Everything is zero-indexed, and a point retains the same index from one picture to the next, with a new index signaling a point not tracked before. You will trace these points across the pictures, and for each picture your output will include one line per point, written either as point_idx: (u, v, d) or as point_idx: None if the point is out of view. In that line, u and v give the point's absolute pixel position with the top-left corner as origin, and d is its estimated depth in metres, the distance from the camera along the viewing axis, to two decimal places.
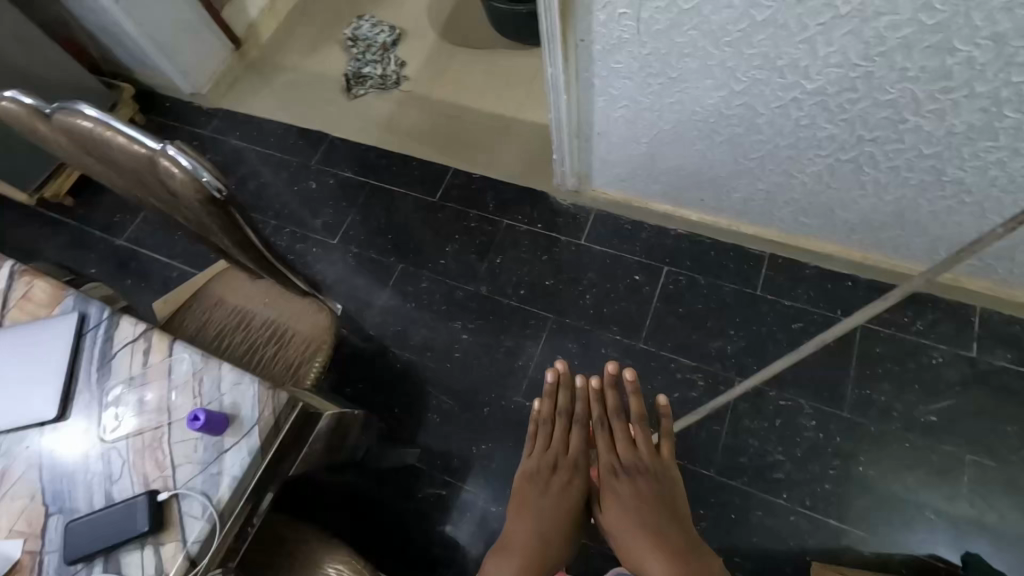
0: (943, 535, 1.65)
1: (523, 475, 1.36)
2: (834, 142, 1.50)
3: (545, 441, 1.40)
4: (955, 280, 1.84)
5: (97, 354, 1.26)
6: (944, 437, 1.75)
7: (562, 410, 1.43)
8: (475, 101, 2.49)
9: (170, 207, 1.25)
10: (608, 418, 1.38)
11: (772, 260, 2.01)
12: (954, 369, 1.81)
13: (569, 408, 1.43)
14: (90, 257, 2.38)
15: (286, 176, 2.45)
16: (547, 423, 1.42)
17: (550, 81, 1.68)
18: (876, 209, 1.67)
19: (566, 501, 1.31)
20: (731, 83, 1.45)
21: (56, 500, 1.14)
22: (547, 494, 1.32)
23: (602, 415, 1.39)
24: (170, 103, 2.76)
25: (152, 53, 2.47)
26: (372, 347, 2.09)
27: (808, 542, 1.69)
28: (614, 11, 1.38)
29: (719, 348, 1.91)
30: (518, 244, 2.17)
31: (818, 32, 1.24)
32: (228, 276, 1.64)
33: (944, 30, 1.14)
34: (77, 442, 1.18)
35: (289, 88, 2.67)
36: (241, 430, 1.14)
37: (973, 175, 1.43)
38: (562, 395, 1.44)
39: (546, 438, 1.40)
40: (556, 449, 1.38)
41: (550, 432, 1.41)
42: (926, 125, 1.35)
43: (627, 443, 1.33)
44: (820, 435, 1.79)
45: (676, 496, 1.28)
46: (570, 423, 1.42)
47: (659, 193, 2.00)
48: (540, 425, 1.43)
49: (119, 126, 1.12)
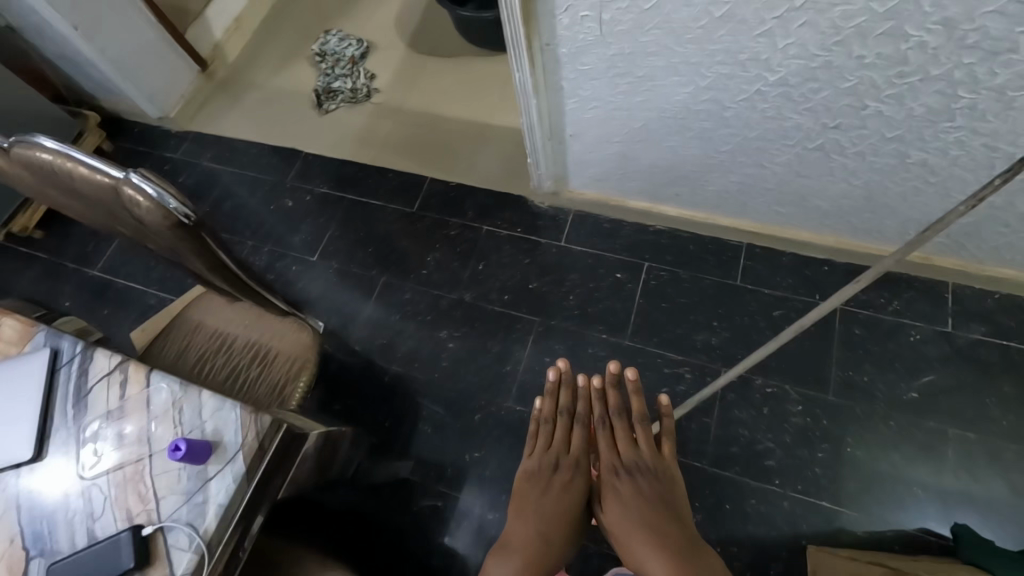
0: (931, 509, 1.68)
1: (523, 475, 1.36)
2: (800, 131, 1.53)
3: (546, 439, 1.40)
4: (927, 259, 1.88)
5: (72, 389, 1.23)
6: (926, 413, 1.78)
7: (563, 409, 1.43)
8: (447, 109, 2.49)
9: (140, 235, 1.22)
10: (609, 417, 1.39)
11: (749, 250, 2.04)
12: (932, 346, 1.86)
13: (570, 407, 1.44)
14: (62, 289, 2.33)
15: (260, 195, 2.43)
16: (548, 423, 1.42)
17: (519, 86, 1.69)
18: (846, 194, 1.70)
19: (565, 502, 1.31)
20: (696, 79, 1.47)
21: (36, 542, 1.11)
22: (548, 495, 1.32)
23: (602, 414, 1.40)
24: (137, 128, 2.72)
25: (116, 79, 2.43)
26: (358, 363, 2.07)
27: (803, 525, 1.71)
28: (576, 14, 1.39)
29: (704, 340, 1.93)
30: (499, 249, 2.17)
31: (776, 25, 1.26)
32: (205, 300, 1.62)
33: (896, 17, 1.17)
34: (56, 481, 1.15)
35: (259, 106, 2.65)
36: (225, 457, 1.12)
37: (935, 156, 1.46)
38: (563, 393, 1.44)
39: (547, 437, 1.41)
40: (558, 449, 1.38)
41: (550, 432, 1.41)
42: (886, 110, 1.38)
43: (628, 442, 1.34)
44: (808, 419, 1.82)
45: (676, 495, 1.28)
46: (571, 422, 1.42)
47: (635, 191, 2.02)
48: (541, 425, 1.43)
49: (80, 156, 1.10)
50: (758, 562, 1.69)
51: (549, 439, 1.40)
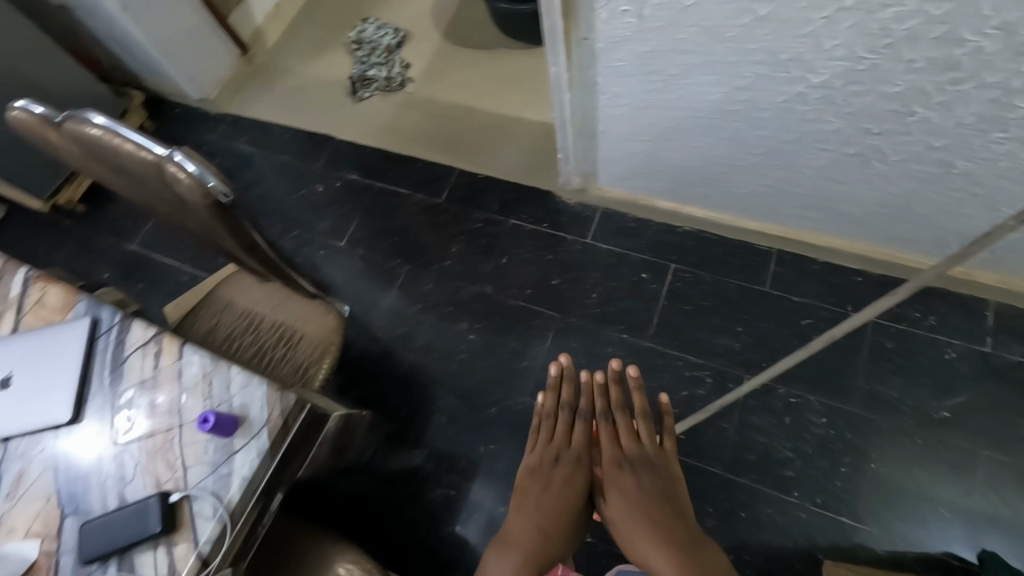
0: (956, 531, 1.63)
1: (525, 468, 1.37)
2: (840, 135, 1.48)
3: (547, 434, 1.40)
4: (966, 274, 1.81)
5: (109, 357, 1.28)
6: (957, 433, 1.72)
7: (564, 404, 1.43)
8: (478, 101, 2.50)
9: (179, 213, 1.27)
10: (611, 412, 1.38)
11: (779, 256, 2.00)
12: (967, 364, 1.79)
13: (571, 403, 1.43)
14: (102, 262, 2.42)
15: (292, 179, 2.48)
16: (548, 418, 1.42)
17: (553, 80, 1.68)
18: (885, 203, 1.65)
19: (566, 497, 1.31)
20: (734, 80, 1.44)
21: (71, 501, 1.16)
22: (549, 488, 1.32)
23: (604, 409, 1.39)
24: (177, 109, 2.80)
25: (160, 60, 2.50)
26: (378, 348, 2.10)
27: (819, 539, 1.68)
28: (614, 9, 1.37)
29: (726, 345, 1.90)
30: (523, 243, 2.17)
31: (822, 26, 1.22)
32: (236, 279, 1.66)
33: (951, 21, 1.12)
34: (91, 444, 1.20)
35: (295, 91, 2.70)
36: (251, 431, 1.16)
37: (983, 167, 1.40)
38: (565, 389, 1.44)
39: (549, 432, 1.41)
40: (559, 443, 1.37)
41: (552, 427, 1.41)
42: (933, 117, 1.33)
43: (630, 437, 1.33)
44: (830, 431, 1.78)
45: (678, 490, 1.28)
46: (573, 418, 1.41)
47: (664, 191, 1.99)
48: (543, 420, 1.43)
49: (126, 133, 1.14)
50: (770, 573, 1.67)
51: (550, 434, 1.40)
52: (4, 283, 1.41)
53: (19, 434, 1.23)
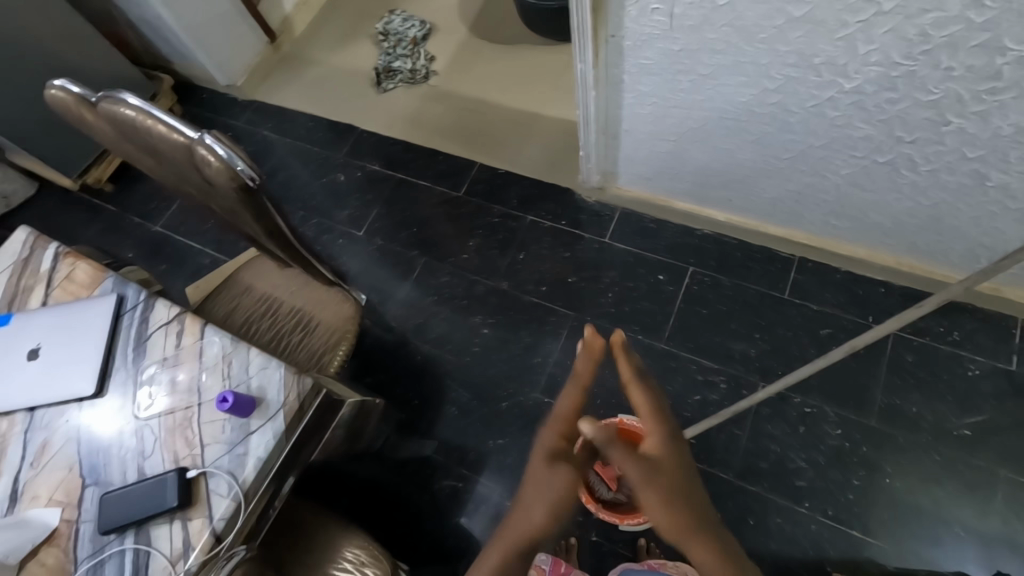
0: (972, 551, 1.59)
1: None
2: (871, 143, 1.45)
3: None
4: (994, 289, 1.77)
5: (133, 334, 1.31)
6: (977, 452, 1.68)
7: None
8: (502, 95, 2.49)
9: (205, 195, 1.29)
10: None
11: (800, 264, 1.97)
12: (991, 382, 1.75)
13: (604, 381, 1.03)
14: (127, 242, 2.47)
15: (315, 167, 2.50)
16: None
17: (578, 77, 1.67)
18: (914, 213, 1.61)
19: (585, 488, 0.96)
20: (764, 82, 1.42)
21: (92, 473, 1.19)
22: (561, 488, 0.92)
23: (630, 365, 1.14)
24: (205, 94, 2.84)
25: (191, 45, 2.53)
26: (393, 338, 2.12)
27: (829, 552, 1.65)
28: (645, 6, 1.36)
29: (742, 351, 1.88)
30: (541, 240, 2.16)
31: (858, 29, 1.20)
32: (256, 264, 1.68)
33: (993, 28, 1.09)
34: (113, 418, 1.23)
35: (320, 80, 2.72)
36: (268, 413, 1.18)
37: (1019, 180, 1.37)
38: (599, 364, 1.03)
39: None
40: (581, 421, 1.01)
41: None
42: (969, 127, 1.30)
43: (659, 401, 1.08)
44: (845, 443, 1.75)
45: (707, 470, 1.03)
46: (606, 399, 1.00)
47: (686, 192, 1.97)
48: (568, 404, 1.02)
49: (159, 114, 1.16)
50: None
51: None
52: (35, 257, 1.45)
53: (44, 405, 1.27)
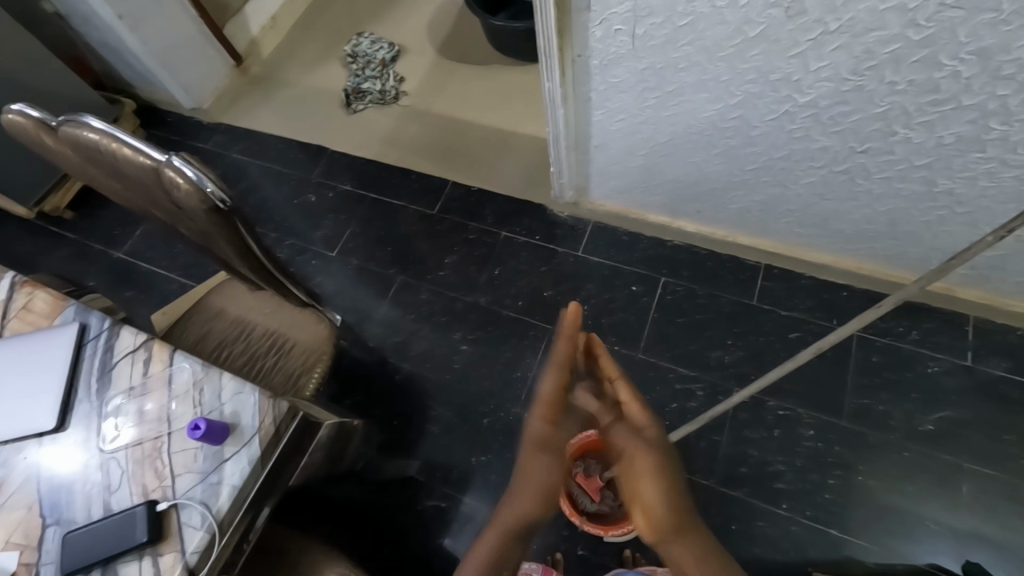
0: (944, 544, 1.64)
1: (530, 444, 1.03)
2: (828, 154, 1.52)
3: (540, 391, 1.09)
4: (949, 289, 1.85)
5: (97, 364, 1.25)
6: (943, 446, 1.75)
7: None
8: (473, 115, 2.52)
9: (176, 219, 1.26)
10: None
11: (768, 271, 2.03)
12: (952, 378, 1.82)
13: None
14: (89, 269, 2.38)
15: (287, 189, 2.47)
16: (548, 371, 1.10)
17: (547, 96, 1.70)
18: (871, 220, 1.69)
19: None
20: (726, 97, 1.48)
21: (53, 511, 1.13)
22: None
23: None
24: (170, 117, 2.79)
25: (156, 69, 2.49)
26: (371, 359, 2.08)
27: (811, 552, 1.68)
28: (609, 27, 1.41)
29: (719, 358, 1.92)
30: (517, 255, 2.17)
31: (809, 47, 1.26)
32: (227, 287, 1.64)
33: (931, 45, 1.17)
34: (75, 453, 1.17)
35: (289, 103, 2.70)
36: (242, 439, 1.14)
37: (963, 185, 1.46)
38: None
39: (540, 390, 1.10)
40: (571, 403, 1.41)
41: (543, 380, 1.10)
42: (915, 137, 1.38)
43: None
44: (820, 444, 1.79)
45: None
46: None
47: (656, 205, 2.02)
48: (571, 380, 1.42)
49: (125, 137, 1.13)
50: None
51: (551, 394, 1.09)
52: None
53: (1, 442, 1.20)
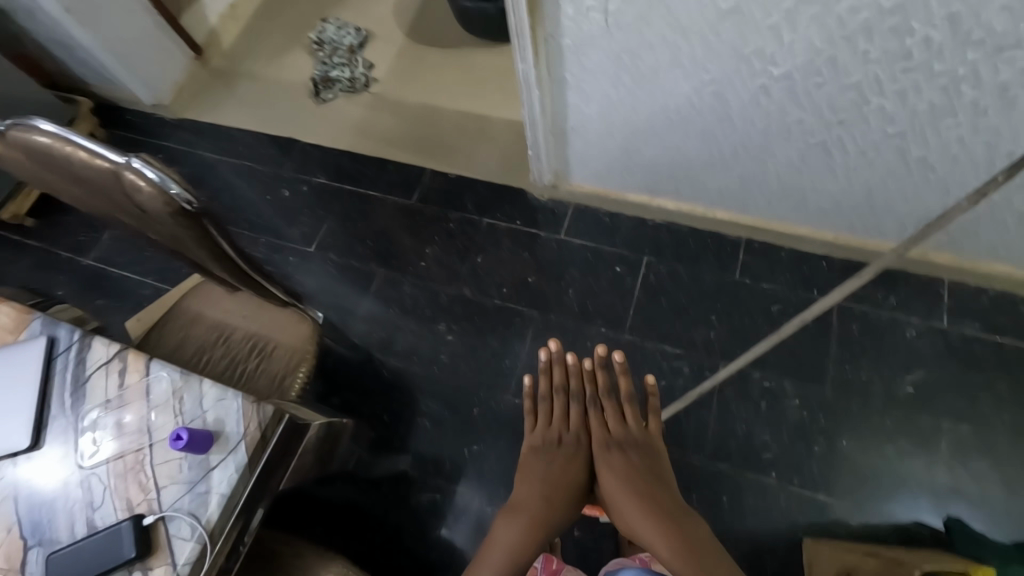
0: (923, 501, 1.72)
1: (529, 445, 1.58)
2: (803, 127, 1.54)
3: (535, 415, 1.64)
4: (923, 255, 1.90)
5: (70, 378, 1.24)
6: (922, 408, 1.81)
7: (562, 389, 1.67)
8: (446, 100, 2.48)
9: (142, 224, 1.22)
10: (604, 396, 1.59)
11: (748, 246, 2.05)
12: (927, 342, 1.88)
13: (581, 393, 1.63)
14: (57, 278, 2.30)
15: (258, 186, 2.41)
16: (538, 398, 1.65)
17: (521, 78, 1.67)
18: (845, 192, 1.72)
19: (568, 470, 1.54)
20: (700, 74, 1.47)
21: (35, 532, 1.14)
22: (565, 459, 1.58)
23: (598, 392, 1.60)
24: (130, 115, 2.68)
25: (110, 65, 2.40)
26: (357, 355, 2.06)
27: (798, 518, 1.74)
28: (581, 5, 1.39)
29: (704, 336, 1.95)
30: (499, 243, 2.16)
31: (782, 19, 1.26)
32: (203, 289, 1.60)
33: (902, 12, 1.17)
34: (54, 470, 1.17)
35: (255, 95, 2.61)
36: (227, 446, 1.16)
37: (936, 152, 1.48)
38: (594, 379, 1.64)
39: (533, 413, 1.65)
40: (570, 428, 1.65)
41: (534, 405, 1.64)
42: (888, 106, 1.39)
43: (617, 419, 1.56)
44: (805, 413, 1.84)
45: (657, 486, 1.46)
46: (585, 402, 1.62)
47: (635, 185, 2.02)
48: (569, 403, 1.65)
49: (79, 140, 1.08)
50: (755, 555, 1.72)
51: (545, 415, 1.62)
52: None
53: None
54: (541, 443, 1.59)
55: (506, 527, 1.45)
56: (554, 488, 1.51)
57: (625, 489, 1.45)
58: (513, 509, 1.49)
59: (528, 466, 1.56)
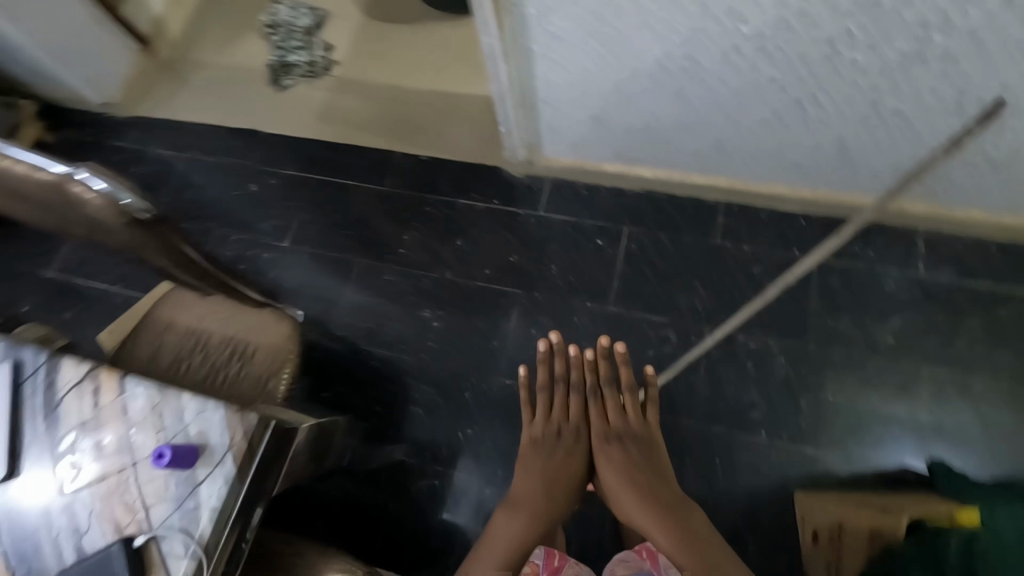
0: (906, 444, 1.78)
1: (529, 439, 1.67)
2: (777, 83, 1.52)
3: (530, 410, 1.71)
4: (899, 206, 1.92)
5: (41, 403, 1.25)
6: (903, 356, 1.86)
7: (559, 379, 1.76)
8: (412, 79, 2.40)
9: (95, 235, 1.18)
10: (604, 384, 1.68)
11: (726, 208, 2.07)
12: (905, 291, 1.92)
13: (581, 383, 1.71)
14: (20, 292, 2.22)
15: (224, 182, 2.33)
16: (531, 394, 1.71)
17: (487, 51, 1.62)
18: (820, 148, 1.72)
19: (569, 464, 1.62)
20: (670, 36, 1.44)
21: (22, 562, 1.17)
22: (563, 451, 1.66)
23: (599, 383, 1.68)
24: (79, 115, 2.56)
25: (52, 65, 2.27)
26: (343, 348, 2.04)
27: (788, 472, 1.80)
28: None
29: (690, 303, 1.98)
30: (478, 224, 2.13)
31: None
32: (176, 295, 1.55)
33: None
34: (37, 496, 1.20)
35: (212, 85, 2.51)
36: (214, 460, 1.18)
37: (908, 103, 1.48)
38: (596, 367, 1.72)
39: (527, 409, 1.71)
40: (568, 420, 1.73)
41: (528, 401, 1.71)
42: (861, 58, 1.37)
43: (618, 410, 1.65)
44: (790, 370, 1.88)
45: (653, 477, 1.56)
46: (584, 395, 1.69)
47: (611, 155, 2.01)
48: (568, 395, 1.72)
49: (16, 152, 1.03)
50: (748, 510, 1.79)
51: (542, 410, 1.69)
52: None
53: None
54: (536, 438, 1.67)
55: (504, 525, 1.54)
56: (550, 483, 1.60)
57: (625, 482, 1.55)
58: (511, 506, 1.57)
59: (526, 463, 1.64)
